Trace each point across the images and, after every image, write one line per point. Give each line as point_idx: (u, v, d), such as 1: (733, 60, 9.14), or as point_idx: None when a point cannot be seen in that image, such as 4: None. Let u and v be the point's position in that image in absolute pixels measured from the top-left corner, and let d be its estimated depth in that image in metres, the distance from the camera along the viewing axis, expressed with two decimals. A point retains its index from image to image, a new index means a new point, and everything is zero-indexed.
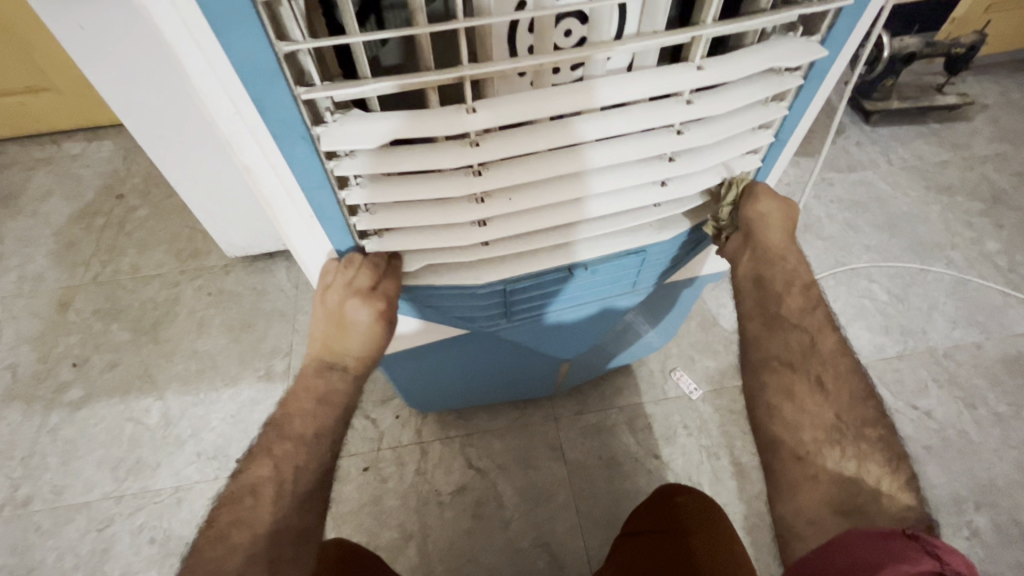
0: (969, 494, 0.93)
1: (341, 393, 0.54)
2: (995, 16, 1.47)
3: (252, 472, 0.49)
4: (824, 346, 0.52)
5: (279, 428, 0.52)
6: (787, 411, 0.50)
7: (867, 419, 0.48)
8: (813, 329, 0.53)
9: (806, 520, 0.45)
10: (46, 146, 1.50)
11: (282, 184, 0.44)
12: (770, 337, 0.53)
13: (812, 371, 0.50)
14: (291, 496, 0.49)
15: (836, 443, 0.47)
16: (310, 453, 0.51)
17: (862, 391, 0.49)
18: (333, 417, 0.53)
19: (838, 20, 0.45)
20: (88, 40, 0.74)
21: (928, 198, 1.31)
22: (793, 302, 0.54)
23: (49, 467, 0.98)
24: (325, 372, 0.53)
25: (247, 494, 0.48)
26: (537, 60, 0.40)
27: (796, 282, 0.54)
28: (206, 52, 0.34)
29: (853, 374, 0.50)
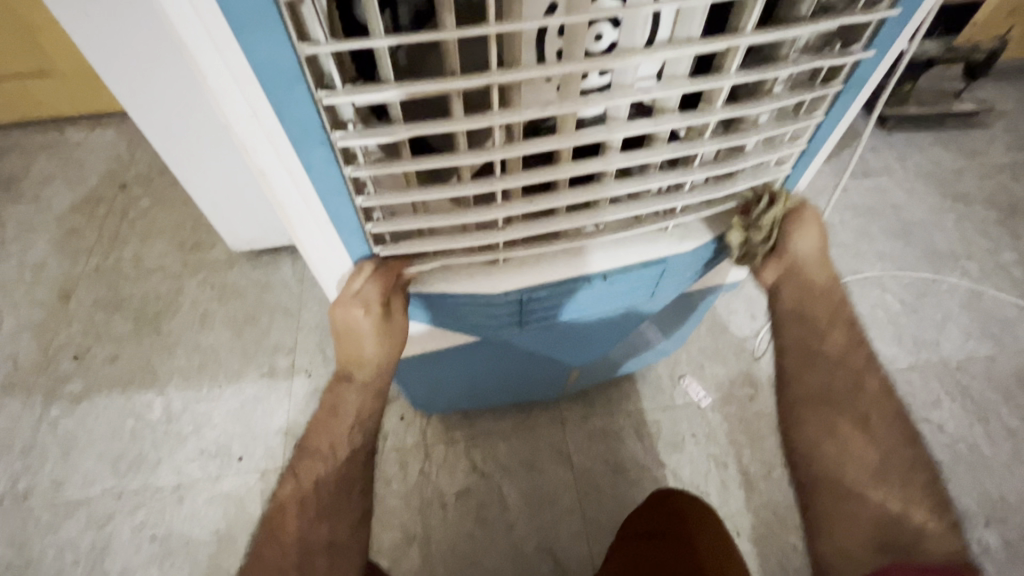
0: (979, 510, 0.92)
1: (351, 405, 0.53)
2: (1017, 22, 1.45)
3: (281, 491, 0.52)
4: (868, 386, 0.54)
5: (303, 446, 0.54)
6: (830, 446, 0.52)
7: (913, 463, 0.51)
8: (856, 370, 0.55)
9: (847, 557, 0.47)
10: (49, 132, 1.47)
11: (298, 190, 0.42)
12: (814, 370, 0.56)
13: (855, 408, 0.53)
14: (315, 510, 0.50)
15: (881, 484, 0.50)
16: (328, 465, 0.52)
17: (901, 436, 0.52)
18: (348, 427, 0.53)
19: (882, 28, 0.43)
20: (94, 29, 0.72)
21: (943, 206, 1.29)
22: (837, 337, 0.57)
23: (49, 460, 0.97)
24: (337, 388, 0.54)
25: (277, 511, 0.51)
26: (566, 66, 0.38)
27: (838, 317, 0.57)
28: (223, 53, 0.32)
29: (894, 416, 0.53)
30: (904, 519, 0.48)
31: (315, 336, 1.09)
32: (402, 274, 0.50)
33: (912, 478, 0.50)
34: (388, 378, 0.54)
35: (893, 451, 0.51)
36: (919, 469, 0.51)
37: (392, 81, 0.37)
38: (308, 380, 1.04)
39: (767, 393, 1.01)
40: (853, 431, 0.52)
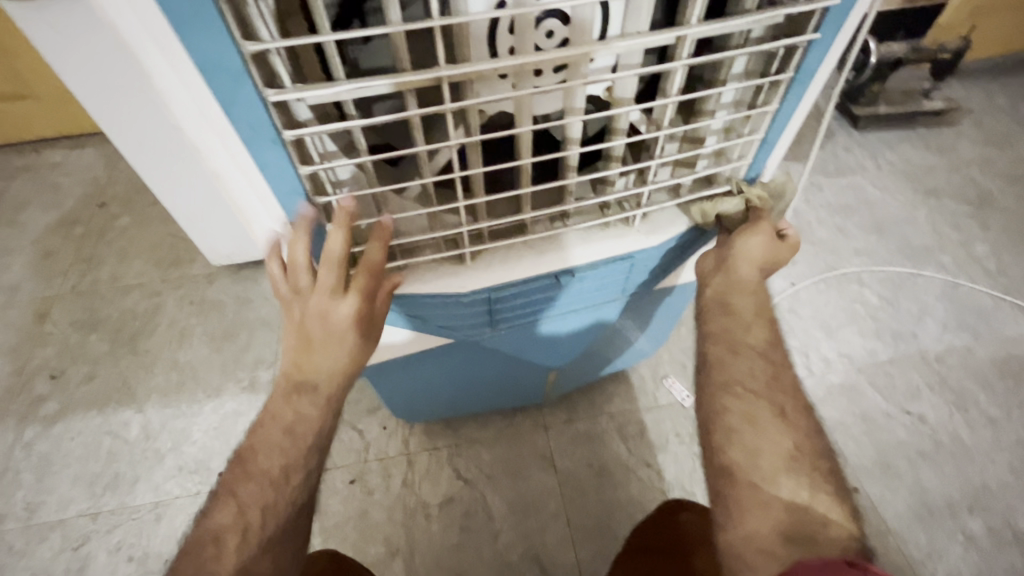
0: (962, 500, 0.93)
1: (312, 420, 0.48)
2: (978, 22, 1.49)
3: (214, 519, 0.45)
4: (784, 380, 0.51)
5: (245, 465, 0.47)
6: (743, 426, 0.48)
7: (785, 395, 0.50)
8: (774, 363, 0.52)
9: (745, 502, 0.45)
10: (26, 154, 1.47)
11: (254, 191, 0.42)
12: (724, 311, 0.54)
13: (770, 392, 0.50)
14: (260, 540, 0.45)
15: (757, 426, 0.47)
16: (279, 490, 0.46)
17: (792, 413, 0.49)
18: (304, 449, 0.48)
19: (825, 18, 0.43)
20: (63, 45, 0.73)
21: (916, 202, 1.31)
22: (757, 335, 0.53)
23: (22, 484, 0.95)
24: (292, 399, 0.48)
25: (210, 543, 0.44)
26: (515, 61, 0.39)
27: (762, 314, 0.54)
28: (168, 54, 0.33)
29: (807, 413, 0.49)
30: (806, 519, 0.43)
31: None
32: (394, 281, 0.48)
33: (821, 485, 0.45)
34: (348, 392, 0.50)
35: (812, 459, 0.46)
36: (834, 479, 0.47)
37: (343, 78, 0.37)
38: None
39: None
40: (759, 417, 0.48)
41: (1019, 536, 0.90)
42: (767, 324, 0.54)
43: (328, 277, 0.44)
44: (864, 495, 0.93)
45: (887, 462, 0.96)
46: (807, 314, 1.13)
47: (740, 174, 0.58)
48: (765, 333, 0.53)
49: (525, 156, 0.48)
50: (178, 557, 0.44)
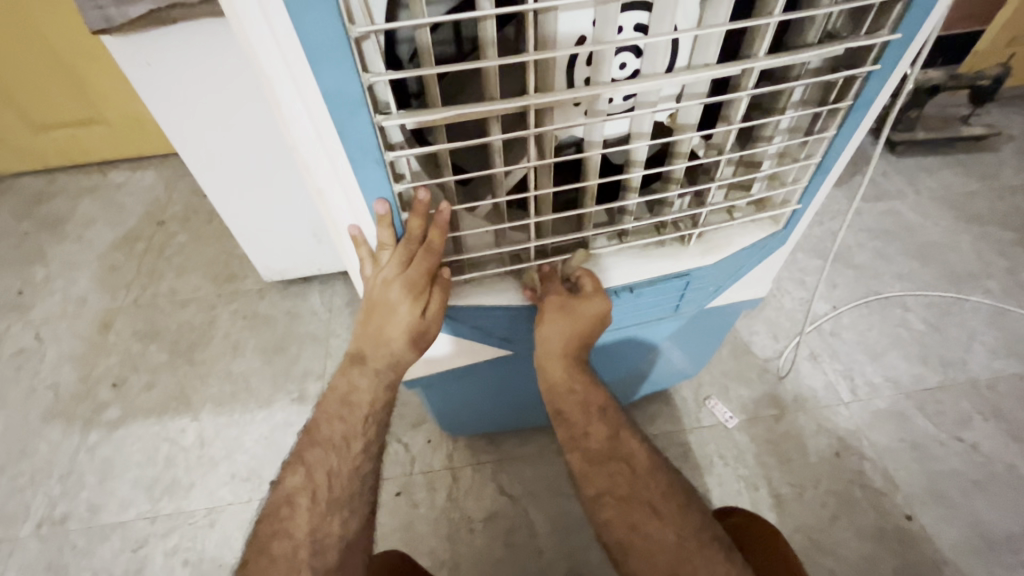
0: (1022, 533, 0.90)
1: (364, 393, 0.55)
2: (1017, 50, 1.49)
3: (287, 483, 0.53)
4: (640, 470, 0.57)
5: (311, 435, 0.55)
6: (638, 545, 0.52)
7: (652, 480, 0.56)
8: (625, 454, 0.58)
9: None
10: (94, 175, 1.57)
11: (350, 207, 0.46)
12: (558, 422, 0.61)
13: (644, 501, 0.55)
14: (327, 502, 0.52)
15: (637, 531, 0.53)
16: (341, 456, 0.54)
17: (663, 490, 0.55)
18: (360, 419, 0.55)
19: (884, 51, 0.46)
20: (152, 77, 0.79)
21: (959, 227, 1.30)
22: (599, 434, 0.59)
23: (85, 486, 1.00)
24: (351, 375, 0.55)
25: (285, 504, 0.52)
26: (594, 91, 0.42)
27: (591, 407, 0.60)
28: (299, 86, 0.37)
29: (670, 484, 0.56)
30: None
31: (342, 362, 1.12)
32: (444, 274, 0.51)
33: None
34: (399, 371, 0.56)
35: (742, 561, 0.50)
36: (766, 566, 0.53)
37: (439, 106, 0.41)
38: None
39: (793, 414, 1.01)
40: (639, 524, 0.53)
41: None
42: (600, 414, 0.60)
43: (398, 258, 0.48)
44: (917, 524, 0.90)
45: (940, 491, 0.93)
46: (849, 338, 1.12)
47: (795, 198, 0.60)
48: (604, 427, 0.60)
49: (592, 178, 0.51)
50: (259, 519, 0.53)
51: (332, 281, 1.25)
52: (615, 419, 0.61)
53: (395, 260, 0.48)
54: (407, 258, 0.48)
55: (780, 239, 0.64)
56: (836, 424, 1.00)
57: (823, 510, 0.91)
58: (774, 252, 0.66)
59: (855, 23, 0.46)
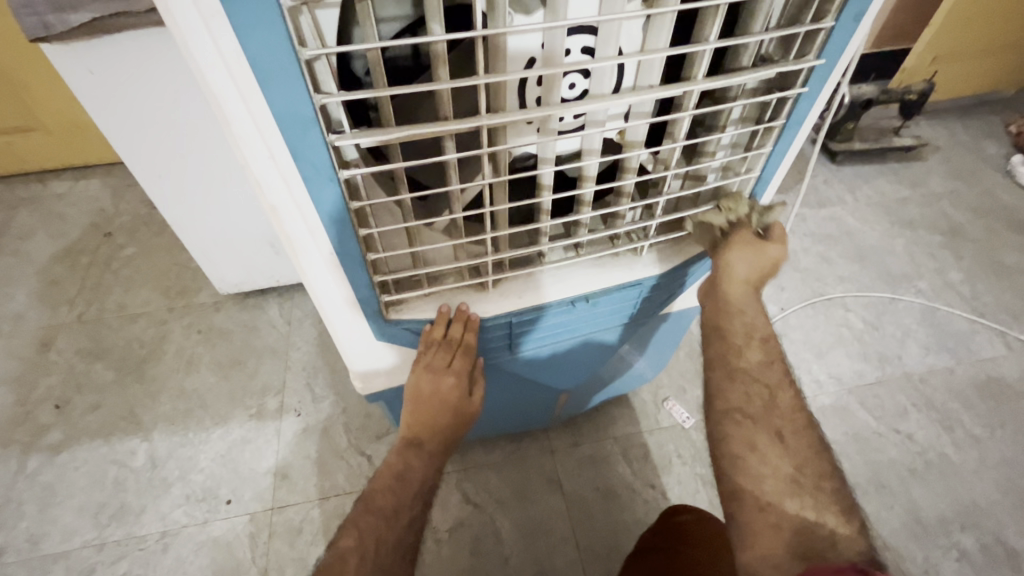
0: (953, 516, 0.97)
1: (414, 471, 0.60)
2: (940, 67, 1.61)
3: (341, 544, 0.55)
4: (780, 402, 0.54)
5: (366, 503, 0.58)
6: (752, 460, 0.51)
7: (794, 427, 0.53)
8: (766, 387, 0.54)
9: (771, 563, 0.46)
10: (32, 185, 1.49)
11: (306, 223, 0.46)
12: (730, 385, 0.55)
13: (774, 427, 0.52)
14: (377, 562, 0.53)
15: (769, 465, 0.50)
16: (390, 526, 0.57)
17: (816, 446, 0.52)
18: (412, 491, 0.60)
19: (812, 74, 0.50)
20: (96, 85, 0.76)
21: (893, 232, 1.39)
22: (751, 356, 0.56)
23: (25, 515, 0.94)
24: (406, 451, 0.61)
25: (337, 561, 0.53)
26: (545, 112, 0.44)
27: (754, 335, 0.56)
28: (249, 105, 0.37)
29: (810, 427, 0.53)
30: (819, 527, 0.48)
31: (303, 375, 1.10)
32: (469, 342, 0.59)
33: (807, 470, 0.50)
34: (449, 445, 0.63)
35: (782, 450, 0.51)
36: (798, 434, 0.52)
37: (393, 125, 0.42)
38: (296, 421, 1.04)
39: None
40: (759, 447, 0.51)
41: (1008, 551, 0.94)
42: (760, 347, 0.56)
43: (435, 355, 0.58)
44: (860, 512, 0.96)
45: (880, 480, 1.00)
46: (796, 338, 1.18)
47: None
48: (758, 352, 0.56)
49: (546, 193, 0.53)
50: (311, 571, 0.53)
51: (292, 293, 1.23)
52: (775, 354, 0.56)
53: (431, 354, 0.59)
54: (440, 354, 0.58)
55: None
56: None
57: None
58: None
59: (786, 48, 0.49)
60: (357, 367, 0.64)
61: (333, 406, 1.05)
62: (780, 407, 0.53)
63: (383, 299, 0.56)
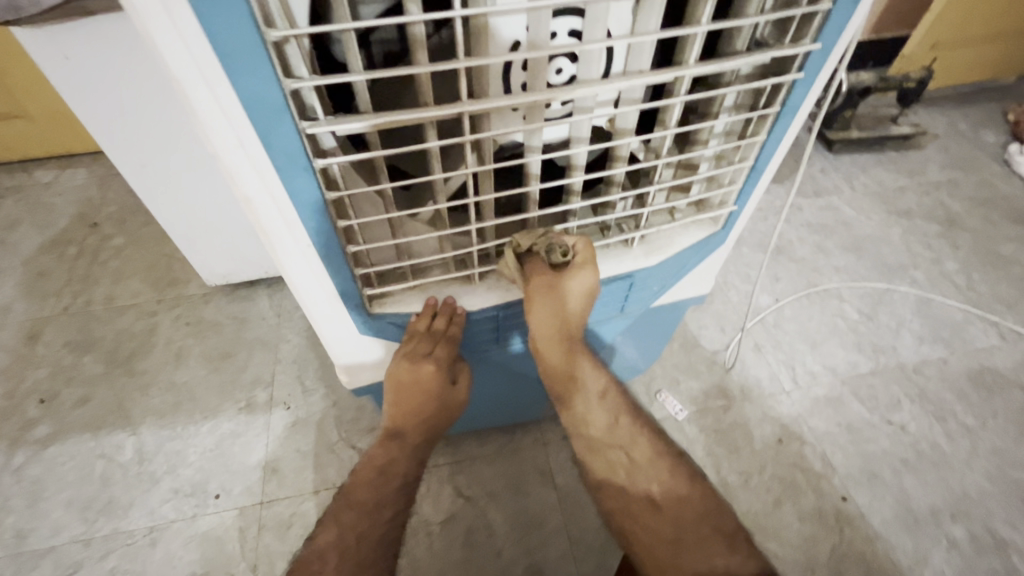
0: (945, 506, 0.97)
1: (397, 464, 0.59)
2: (940, 53, 1.59)
3: (321, 538, 0.54)
4: (644, 455, 0.57)
5: (348, 497, 0.57)
6: (639, 525, 0.54)
7: (661, 472, 0.56)
8: (624, 443, 0.58)
9: None
10: (17, 174, 1.46)
11: (282, 215, 0.45)
12: (592, 460, 0.59)
13: (640, 485, 0.56)
14: (355, 562, 0.52)
15: (643, 524, 0.54)
16: (372, 522, 0.56)
17: (686, 483, 0.55)
18: (394, 488, 0.58)
19: (807, 60, 0.48)
20: (72, 72, 0.74)
21: (890, 221, 1.38)
22: (599, 423, 0.59)
23: (12, 510, 0.93)
24: (388, 445, 0.60)
25: (316, 557, 0.52)
26: (530, 98, 0.42)
27: (598, 396, 0.59)
28: (216, 92, 0.35)
29: (675, 464, 0.57)
30: (711, 570, 0.49)
31: (292, 367, 1.09)
32: (446, 331, 0.57)
33: (684, 517, 0.53)
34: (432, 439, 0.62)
35: (657, 511, 0.54)
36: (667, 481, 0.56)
37: (371, 111, 0.40)
38: (286, 414, 1.02)
39: (739, 404, 1.06)
40: (639, 509, 0.55)
41: (998, 540, 0.94)
42: (601, 403, 0.59)
43: (415, 344, 0.56)
44: (852, 503, 0.96)
45: (872, 471, 0.99)
46: (791, 329, 1.17)
47: (732, 198, 0.62)
48: (603, 417, 0.59)
49: (533, 182, 0.51)
50: (291, 568, 0.53)
51: (281, 284, 1.21)
52: (617, 407, 0.60)
53: (411, 344, 0.57)
54: (419, 344, 0.56)
55: (721, 238, 0.66)
56: (779, 412, 1.05)
57: (767, 495, 0.96)
58: (715, 250, 0.68)
59: (781, 32, 0.48)
60: (342, 360, 0.63)
61: (323, 399, 1.04)
62: (641, 465, 0.57)
63: (367, 292, 0.54)
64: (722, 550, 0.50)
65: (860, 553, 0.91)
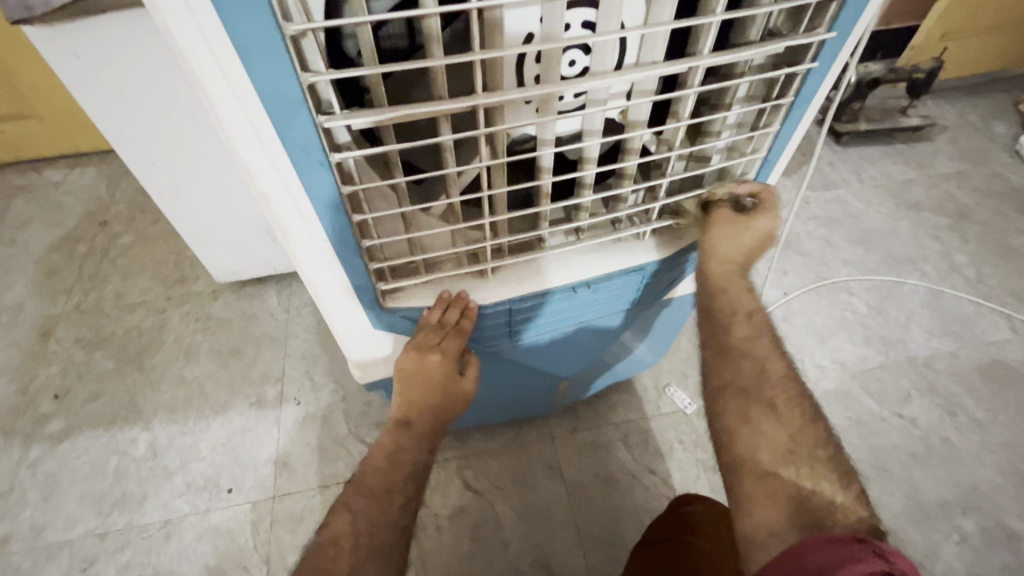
0: (955, 500, 0.96)
1: (407, 452, 0.59)
2: (950, 44, 1.58)
3: (333, 526, 0.54)
4: (772, 372, 0.52)
5: (357, 484, 0.57)
6: (744, 432, 0.49)
7: (788, 392, 0.51)
8: (760, 359, 0.53)
9: (767, 532, 0.45)
10: (27, 173, 1.47)
11: (298, 211, 0.45)
12: (724, 363, 0.54)
13: (767, 397, 0.50)
14: (367, 549, 0.53)
15: (776, 416, 0.49)
16: (383, 509, 0.56)
17: (811, 414, 0.50)
18: (403, 476, 0.58)
19: (822, 49, 0.48)
20: (83, 70, 0.74)
21: (899, 214, 1.37)
22: (739, 332, 0.55)
23: (27, 504, 0.94)
24: (396, 434, 0.59)
25: (329, 545, 0.52)
26: (544, 90, 0.42)
27: (739, 310, 0.56)
28: (234, 87, 0.36)
29: (803, 396, 0.51)
30: (819, 495, 0.45)
31: (301, 363, 1.09)
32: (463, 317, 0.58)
33: (801, 436, 0.48)
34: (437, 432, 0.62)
35: (774, 418, 0.49)
36: (788, 406, 0.50)
37: (385, 105, 0.40)
38: (296, 409, 1.03)
39: None
40: (753, 414, 0.50)
41: (1009, 534, 0.94)
42: (746, 320, 0.55)
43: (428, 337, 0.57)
44: (862, 496, 0.96)
45: (882, 464, 0.99)
46: (800, 323, 1.17)
47: None
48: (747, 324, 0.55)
49: (545, 176, 0.51)
50: (302, 558, 0.52)
51: (290, 281, 1.22)
52: (763, 328, 0.56)
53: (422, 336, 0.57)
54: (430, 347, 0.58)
55: None
56: None
57: None
58: None
59: (795, 22, 0.47)
60: (357, 355, 0.63)
61: (333, 393, 1.05)
62: (772, 380, 0.52)
63: (378, 286, 0.54)
64: (829, 488, 0.45)
65: None
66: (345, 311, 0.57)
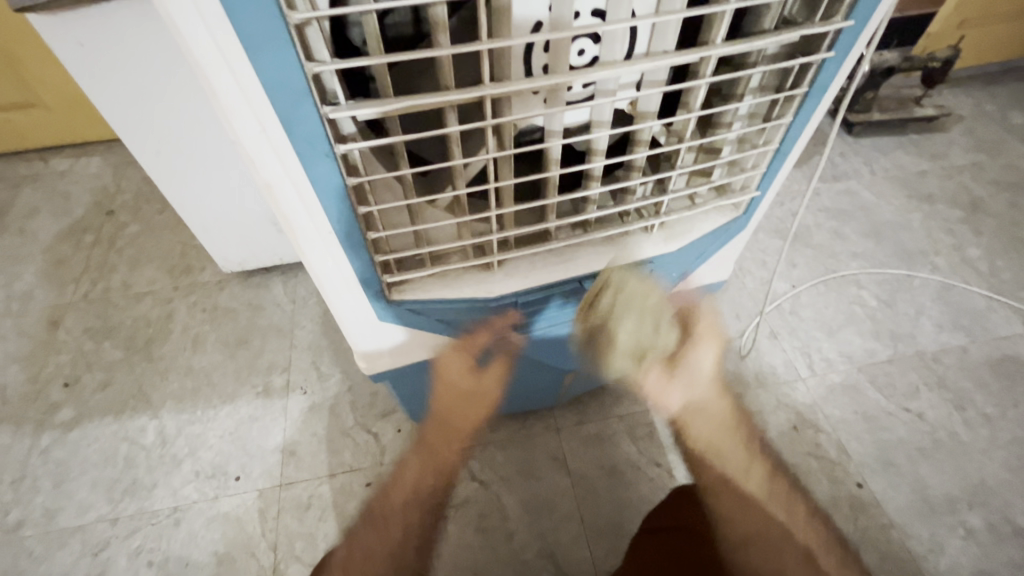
0: (962, 495, 0.96)
1: (432, 470, 0.62)
2: (967, 32, 1.54)
3: (352, 534, 0.57)
4: (795, 514, 0.63)
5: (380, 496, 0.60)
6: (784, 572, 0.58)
7: (812, 532, 0.63)
8: (780, 500, 0.64)
9: None
10: (34, 162, 1.47)
11: (303, 202, 0.45)
12: (740, 511, 0.62)
13: (795, 542, 0.60)
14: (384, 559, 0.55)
15: (809, 555, 0.59)
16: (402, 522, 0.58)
17: (832, 553, 0.62)
18: (426, 492, 0.61)
19: (839, 37, 0.46)
20: (87, 58, 0.74)
21: (910, 206, 1.35)
22: (757, 479, 0.64)
23: (40, 491, 0.96)
24: (422, 454, 0.63)
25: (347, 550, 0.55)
26: (553, 79, 0.41)
27: (752, 457, 0.65)
28: (238, 76, 0.35)
29: (821, 534, 0.63)
30: None
31: (308, 354, 1.10)
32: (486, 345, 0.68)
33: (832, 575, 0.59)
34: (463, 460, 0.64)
35: (810, 559, 0.59)
36: (815, 546, 0.62)
37: (391, 96, 0.40)
38: (303, 398, 1.04)
39: (753, 390, 1.05)
40: (786, 560, 0.59)
41: (1016, 529, 0.93)
42: (762, 464, 0.66)
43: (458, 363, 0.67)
44: (868, 491, 0.96)
45: (889, 459, 0.99)
46: (807, 316, 1.16)
47: (754, 183, 0.61)
48: (760, 472, 0.65)
49: (553, 167, 0.50)
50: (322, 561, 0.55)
51: (296, 271, 1.22)
52: (773, 470, 0.66)
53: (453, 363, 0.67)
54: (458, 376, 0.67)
55: (741, 224, 0.65)
56: (794, 399, 1.05)
57: None
58: (734, 238, 0.68)
59: (810, 10, 0.46)
60: (361, 346, 0.63)
61: (339, 383, 1.05)
62: (793, 523, 0.62)
63: (384, 278, 0.54)
64: None
65: (875, 542, 0.91)
66: (349, 302, 0.57)
